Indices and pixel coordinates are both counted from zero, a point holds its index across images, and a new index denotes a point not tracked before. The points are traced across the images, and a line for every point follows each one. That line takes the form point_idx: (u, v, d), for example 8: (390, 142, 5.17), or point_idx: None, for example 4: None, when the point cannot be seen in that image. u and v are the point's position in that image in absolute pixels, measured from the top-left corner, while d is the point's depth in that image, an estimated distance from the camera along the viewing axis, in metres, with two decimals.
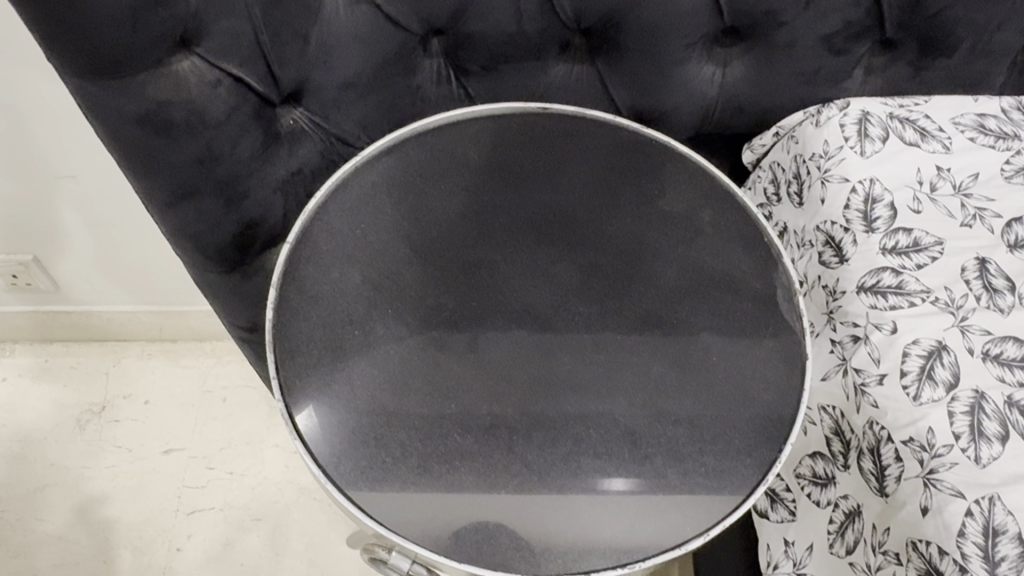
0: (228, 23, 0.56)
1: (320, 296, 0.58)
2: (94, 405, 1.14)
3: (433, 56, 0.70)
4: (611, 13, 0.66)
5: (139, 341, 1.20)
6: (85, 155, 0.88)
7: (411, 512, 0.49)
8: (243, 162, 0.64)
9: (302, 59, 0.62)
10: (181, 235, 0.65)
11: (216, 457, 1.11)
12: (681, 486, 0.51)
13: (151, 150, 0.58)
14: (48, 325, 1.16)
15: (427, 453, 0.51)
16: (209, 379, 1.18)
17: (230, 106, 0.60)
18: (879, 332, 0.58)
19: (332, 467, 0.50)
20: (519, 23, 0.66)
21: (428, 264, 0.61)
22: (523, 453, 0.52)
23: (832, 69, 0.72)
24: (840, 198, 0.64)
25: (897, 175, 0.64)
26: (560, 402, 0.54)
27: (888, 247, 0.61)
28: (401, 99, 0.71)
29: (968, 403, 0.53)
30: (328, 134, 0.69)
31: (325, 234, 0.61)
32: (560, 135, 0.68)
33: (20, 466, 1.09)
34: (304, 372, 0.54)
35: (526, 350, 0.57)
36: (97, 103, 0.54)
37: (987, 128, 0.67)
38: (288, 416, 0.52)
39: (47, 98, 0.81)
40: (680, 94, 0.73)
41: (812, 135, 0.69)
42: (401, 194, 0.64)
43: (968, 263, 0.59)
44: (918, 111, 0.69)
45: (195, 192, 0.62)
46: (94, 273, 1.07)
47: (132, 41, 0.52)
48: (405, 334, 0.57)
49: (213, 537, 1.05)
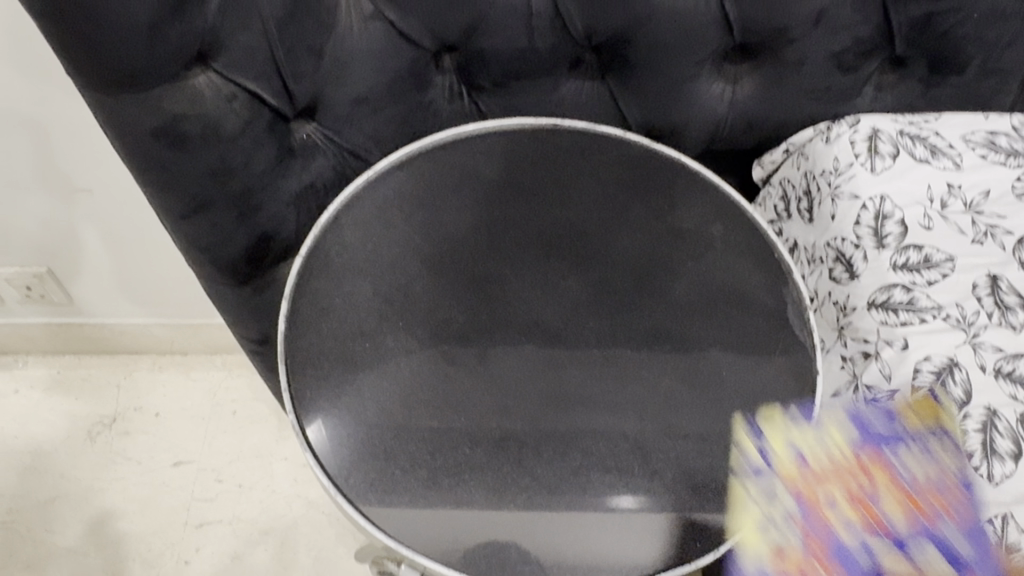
0: (243, 39, 0.57)
1: (331, 308, 0.59)
2: (105, 417, 1.15)
3: (446, 73, 0.71)
4: (622, 29, 0.67)
5: (150, 354, 1.21)
6: (103, 171, 0.89)
7: (419, 524, 0.49)
8: (257, 176, 0.64)
9: (316, 74, 0.63)
10: (195, 246, 0.66)
11: (225, 469, 1.11)
12: (692, 502, 0.51)
13: (166, 163, 0.58)
14: (62, 337, 1.17)
15: (436, 466, 0.52)
16: (220, 392, 1.18)
17: (245, 120, 0.61)
18: (890, 348, 0.58)
19: (342, 479, 0.51)
20: (530, 39, 0.67)
21: (440, 278, 0.61)
22: (532, 467, 0.52)
23: (842, 86, 0.72)
24: (850, 215, 0.64)
25: (907, 191, 0.64)
26: (569, 416, 0.54)
27: (898, 264, 0.61)
28: (413, 115, 0.71)
29: (980, 420, 0.54)
30: (340, 149, 0.70)
31: (337, 247, 0.62)
32: (571, 150, 0.68)
33: (31, 477, 1.10)
34: (314, 384, 0.55)
35: (535, 365, 0.57)
36: (114, 117, 0.55)
37: (997, 145, 0.68)
38: (299, 429, 0.53)
39: (66, 112, 0.82)
40: (691, 111, 0.73)
41: (822, 152, 0.69)
42: (412, 208, 0.64)
43: (980, 281, 0.60)
44: (928, 128, 0.69)
45: (209, 205, 0.63)
46: (106, 286, 1.08)
47: (151, 55, 0.52)
48: (416, 348, 0.57)
49: (223, 550, 1.05)
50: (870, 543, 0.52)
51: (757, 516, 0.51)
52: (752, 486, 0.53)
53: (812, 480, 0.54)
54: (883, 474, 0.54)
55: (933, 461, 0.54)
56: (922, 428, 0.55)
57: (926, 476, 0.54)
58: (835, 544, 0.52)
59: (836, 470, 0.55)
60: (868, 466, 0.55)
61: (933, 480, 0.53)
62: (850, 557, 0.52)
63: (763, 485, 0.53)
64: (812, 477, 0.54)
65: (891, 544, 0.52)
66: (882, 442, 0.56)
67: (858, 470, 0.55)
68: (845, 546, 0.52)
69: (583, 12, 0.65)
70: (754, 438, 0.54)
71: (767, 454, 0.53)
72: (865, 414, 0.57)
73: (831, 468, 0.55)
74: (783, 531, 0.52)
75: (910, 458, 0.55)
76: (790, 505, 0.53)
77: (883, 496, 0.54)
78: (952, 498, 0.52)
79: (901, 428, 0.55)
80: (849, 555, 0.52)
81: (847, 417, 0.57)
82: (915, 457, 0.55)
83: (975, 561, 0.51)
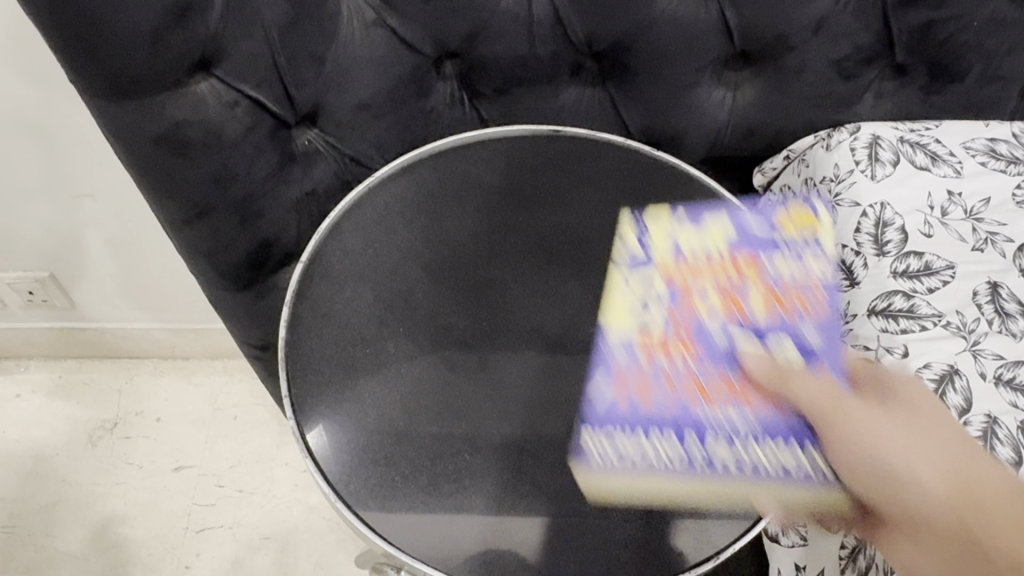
0: (245, 46, 0.57)
1: (332, 314, 0.59)
2: (106, 421, 1.15)
3: (448, 79, 0.72)
4: (622, 36, 0.67)
5: (152, 359, 1.21)
6: (106, 176, 0.89)
7: (420, 530, 0.50)
8: (259, 182, 0.64)
9: (318, 81, 0.63)
10: (197, 252, 0.66)
11: (226, 474, 1.11)
12: (692, 507, 0.51)
13: (168, 169, 0.59)
14: (63, 342, 1.17)
15: (436, 472, 0.52)
16: (220, 397, 1.18)
17: (247, 126, 0.61)
18: (890, 356, 0.57)
19: (343, 485, 0.51)
20: (532, 46, 0.67)
21: (441, 284, 0.61)
22: (532, 472, 0.52)
23: (842, 94, 0.72)
24: (851, 222, 0.64)
25: (907, 198, 0.65)
26: (569, 423, 0.54)
27: (899, 271, 0.61)
28: (414, 121, 0.72)
29: (980, 428, 0.53)
30: (342, 155, 0.70)
31: (338, 253, 0.62)
32: (571, 157, 0.68)
33: (33, 482, 1.10)
34: (315, 389, 0.55)
35: (535, 371, 0.57)
36: (117, 123, 0.55)
37: (997, 153, 0.68)
38: (299, 434, 0.53)
39: (69, 118, 0.82)
40: (692, 117, 0.74)
41: (822, 159, 0.69)
42: (413, 215, 0.64)
43: (980, 288, 0.60)
44: (928, 136, 0.69)
45: (211, 211, 0.63)
46: (108, 291, 1.08)
47: (154, 61, 0.52)
48: (417, 354, 0.57)
49: (223, 556, 1.05)
50: (729, 324, 0.57)
51: (631, 301, 0.60)
52: (632, 283, 0.61)
53: (687, 270, 0.60)
54: (754, 264, 0.61)
55: (803, 265, 0.62)
56: (797, 235, 0.63)
57: (793, 278, 0.60)
58: (697, 327, 0.57)
59: (710, 262, 0.61)
60: (742, 258, 0.61)
61: (796, 283, 0.60)
62: (710, 336, 0.57)
63: (637, 279, 0.61)
64: (687, 267, 0.60)
65: (748, 329, 0.57)
66: (759, 245, 0.62)
67: (730, 268, 0.60)
68: (707, 324, 0.57)
69: (584, 19, 0.65)
70: (640, 242, 0.63)
71: (646, 244, 0.63)
72: (749, 224, 0.63)
73: (706, 256, 0.61)
74: (654, 294, 0.59)
75: (780, 263, 0.61)
76: (666, 289, 0.59)
77: (750, 281, 0.60)
78: (809, 301, 0.59)
79: (777, 234, 0.63)
80: (708, 331, 0.57)
81: (728, 218, 0.64)
82: (783, 261, 0.61)
83: (823, 349, 0.55)
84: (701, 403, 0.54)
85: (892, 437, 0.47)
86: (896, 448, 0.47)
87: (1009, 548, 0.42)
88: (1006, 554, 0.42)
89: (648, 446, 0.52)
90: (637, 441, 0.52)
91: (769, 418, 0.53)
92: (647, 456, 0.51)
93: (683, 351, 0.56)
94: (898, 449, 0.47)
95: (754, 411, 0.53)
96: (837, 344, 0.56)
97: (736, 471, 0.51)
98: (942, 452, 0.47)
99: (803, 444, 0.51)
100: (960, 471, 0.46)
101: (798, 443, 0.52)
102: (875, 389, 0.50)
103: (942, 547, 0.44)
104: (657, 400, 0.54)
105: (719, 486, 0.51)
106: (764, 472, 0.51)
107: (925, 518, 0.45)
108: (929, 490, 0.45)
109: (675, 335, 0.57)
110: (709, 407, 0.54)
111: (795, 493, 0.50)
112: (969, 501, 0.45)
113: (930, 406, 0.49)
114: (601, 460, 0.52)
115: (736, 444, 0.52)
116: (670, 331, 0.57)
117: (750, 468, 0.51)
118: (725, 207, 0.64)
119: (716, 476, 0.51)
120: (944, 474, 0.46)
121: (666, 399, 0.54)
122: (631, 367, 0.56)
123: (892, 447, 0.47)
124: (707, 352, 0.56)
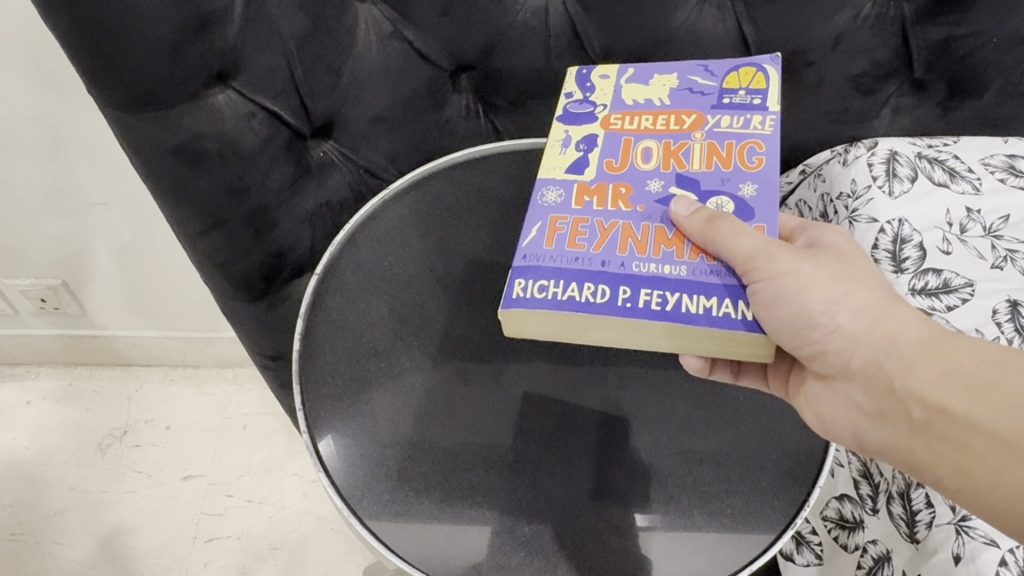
0: (263, 58, 0.57)
1: (347, 326, 0.59)
2: (116, 429, 1.15)
3: (463, 91, 0.72)
4: (638, 50, 0.67)
5: (162, 367, 1.21)
6: (120, 185, 0.90)
7: (433, 547, 0.49)
8: (274, 193, 0.64)
9: (334, 92, 0.63)
10: (210, 262, 0.66)
11: (235, 484, 1.11)
12: (707, 526, 0.50)
13: (183, 181, 0.58)
14: (74, 349, 1.18)
15: (450, 489, 0.51)
16: (230, 406, 1.18)
17: (263, 137, 0.61)
18: None
19: (355, 500, 0.51)
20: (548, 60, 0.67)
21: (456, 296, 0.61)
22: (546, 488, 0.52)
23: (859, 109, 0.72)
24: (868, 237, 0.64)
25: (925, 215, 0.64)
26: (583, 439, 0.54)
27: (917, 288, 0.61)
28: (428, 132, 0.72)
29: None
30: (356, 165, 0.70)
31: (352, 265, 0.62)
32: None
33: (41, 490, 1.10)
34: (330, 403, 0.55)
35: (551, 385, 0.57)
36: (134, 134, 0.55)
37: (1017, 169, 0.67)
38: (312, 445, 0.53)
39: (85, 127, 0.82)
40: None
41: (839, 174, 0.69)
42: (428, 226, 0.64)
43: (1000, 306, 0.59)
44: (947, 152, 0.68)
45: (225, 222, 0.63)
46: (118, 300, 1.09)
47: (172, 73, 0.52)
48: (430, 366, 0.57)
49: (230, 565, 1.04)
50: (665, 173, 0.52)
51: (563, 149, 0.54)
52: (571, 132, 0.55)
53: (627, 124, 0.55)
54: (693, 119, 0.54)
55: (746, 123, 0.53)
56: (742, 94, 0.55)
57: (737, 132, 0.53)
58: (630, 176, 0.52)
59: (653, 115, 0.56)
60: (682, 112, 0.55)
61: (740, 137, 0.53)
62: (645, 184, 0.51)
63: (575, 128, 0.56)
64: (628, 120, 0.56)
65: (681, 178, 0.51)
66: (703, 100, 0.55)
67: (673, 122, 0.55)
68: (640, 172, 0.52)
69: (601, 33, 0.65)
70: (583, 89, 0.58)
71: (587, 97, 0.58)
72: (694, 82, 0.57)
73: (646, 111, 0.56)
74: (586, 142, 0.55)
75: (725, 116, 0.54)
76: (601, 138, 0.55)
77: (689, 135, 0.53)
78: (752, 151, 0.51)
79: (721, 88, 0.56)
80: (641, 178, 0.52)
81: (676, 77, 0.57)
82: (728, 115, 0.54)
83: (760, 204, 0.49)
84: (630, 245, 0.48)
85: (821, 280, 0.47)
86: (822, 292, 0.47)
87: (922, 397, 0.44)
88: (918, 403, 0.44)
89: (570, 288, 0.45)
90: (562, 285, 0.45)
91: (700, 265, 0.46)
92: (567, 297, 0.45)
93: (615, 197, 0.51)
94: (825, 292, 0.47)
95: (684, 260, 0.47)
96: (775, 196, 0.49)
97: (661, 311, 0.44)
98: (866, 297, 0.47)
99: (732, 299, 0.45)
100: (885, 318, 0.46)
101: (729, 298, 0.45)
102: (802, 244, 0.52)
103: (865, 386, 0.47)
104: (588, 241, 0.48)
105: (643, 323, 0.44)
106: (690, 314, 0.44)
107: (848, 360, 0.47)
108: (848, 331, 0.47)
109: (611, 185, 0.52)
110: (638, 252, 0.47)
111: (720, 337, 0.44)
112: (889, 345, 0.46)
113: (857, 255, 0.49)
114: (525, 298, 0.45)
115: (662, 289, 0.45)
116: (599, 182, 0.52)
117: (674, 310, 0.44)
118: (678, 67, 0.58)
119: (641, 315, 0.44)
120: (869, 322, 0.46)
121: (595, 243, 0.48)
122: (559, 205, 0.51)
123: (820, 290, 0.47)
124: (640, 199, 0.51)
